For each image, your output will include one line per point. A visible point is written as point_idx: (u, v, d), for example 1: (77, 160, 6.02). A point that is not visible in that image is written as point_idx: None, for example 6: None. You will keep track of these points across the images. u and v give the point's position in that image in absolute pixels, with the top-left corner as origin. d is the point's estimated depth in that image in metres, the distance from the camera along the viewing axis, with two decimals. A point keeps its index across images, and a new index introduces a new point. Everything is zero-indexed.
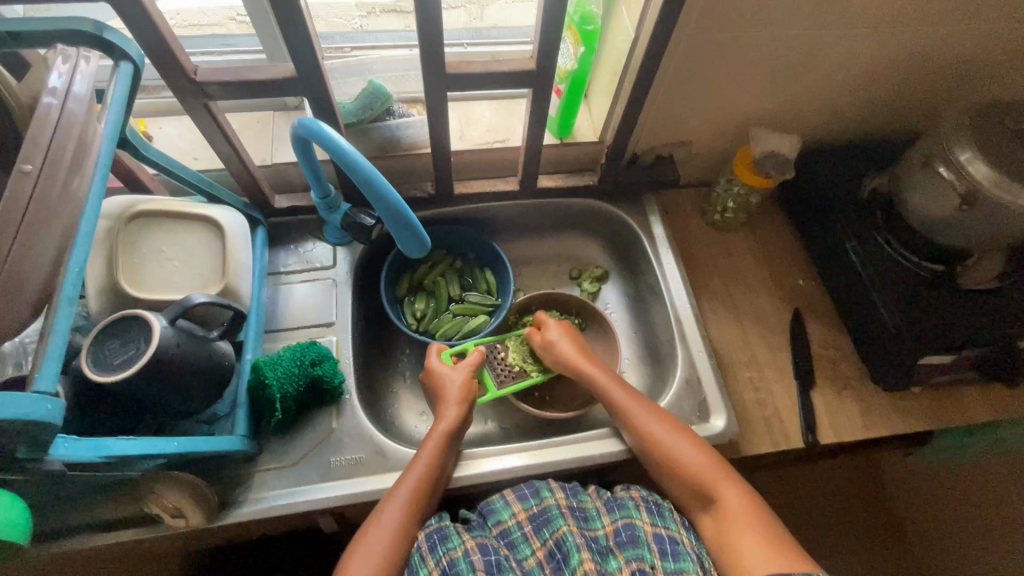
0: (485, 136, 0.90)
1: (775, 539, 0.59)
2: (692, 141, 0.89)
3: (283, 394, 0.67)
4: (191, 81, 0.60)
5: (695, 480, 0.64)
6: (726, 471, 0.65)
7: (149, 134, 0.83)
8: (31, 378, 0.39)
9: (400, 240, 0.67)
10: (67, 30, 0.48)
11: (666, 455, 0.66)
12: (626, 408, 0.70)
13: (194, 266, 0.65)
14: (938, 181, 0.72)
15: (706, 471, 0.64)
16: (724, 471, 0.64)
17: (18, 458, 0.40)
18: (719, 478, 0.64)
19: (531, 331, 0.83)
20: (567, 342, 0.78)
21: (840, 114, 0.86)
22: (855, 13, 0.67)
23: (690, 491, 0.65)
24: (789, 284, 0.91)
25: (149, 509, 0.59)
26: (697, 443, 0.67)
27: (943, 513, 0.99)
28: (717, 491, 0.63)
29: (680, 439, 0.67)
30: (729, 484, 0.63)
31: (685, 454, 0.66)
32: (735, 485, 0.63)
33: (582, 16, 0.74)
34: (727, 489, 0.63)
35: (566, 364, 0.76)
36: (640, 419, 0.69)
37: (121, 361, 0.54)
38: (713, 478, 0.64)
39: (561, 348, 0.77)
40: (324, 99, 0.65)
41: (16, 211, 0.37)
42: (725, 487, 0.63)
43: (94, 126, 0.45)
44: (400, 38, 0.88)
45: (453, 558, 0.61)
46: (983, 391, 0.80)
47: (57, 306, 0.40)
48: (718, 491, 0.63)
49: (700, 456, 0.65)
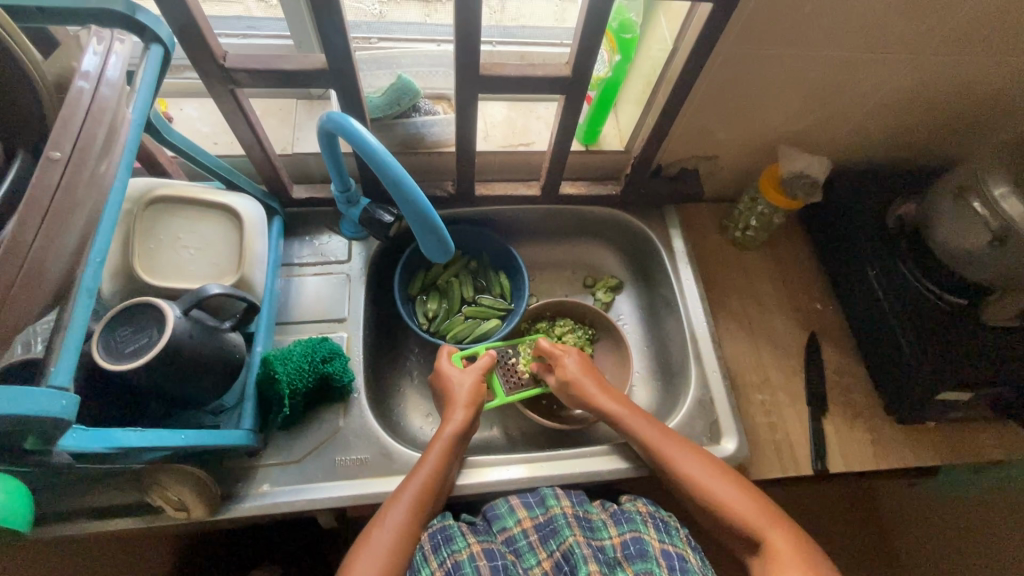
0: (509, 138, 0.89)
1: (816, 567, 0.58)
2: (718, 156, 0.87)
3: (292, 390, 0.66)
4: (220, 67, 0.58)
5: (735, 518, 0.63)
6: (772, 512, 0.63)
7: (170, 114, 0.82)
8: (47, 371, 0.38)
9: (424, 243, 0.66)
10: (101, 9, 0.46)
11: (701, 492, 0.65)
12: (649, 442, 0.69)
13: (211, 255, 0.64)
14: (968, 215, 0.70)
15: (745, 511, 0.63)
16: (756, 501, 0.63)
17: (25, 449, 0.39)
18: (750, 508, 0.63)
19: (540, 367, 0.80)
20: (586, 377, 0.76)
21: (871, 138, 0.85)
22: (899, 39, 0.66)
23: (735, 532, 0.63)
24: (806, 306, 0.90)
25: (151, 500, 0.58)
26: (732, 479, 0.65)
27: (941, 548, 0.97)
28: (748, 518, 0.62)
29: (716, 476, 0.65)
30: (759, 514, 0.62)
31: (717, 489, 0.64)
32: (778, 524, 0.62)
33: (621, 24, 0.73)
34: (769, 528, 0.61)
35: (584, 400, 0.74)
36: (669, 453, 0.67)
37: (132, 350, 0.53)
38: (753, 516, 0.62)
39: (580, 385, 0.75)
40: (352, 91, 0.64)
41: (44, 196, 0.36)
42: (767, 526, 0.61)
43: (123, 110, 0.43)
44: (428, 32, 0.87)
45: (458, 560, 0.60)
46: (996, 430, 0.80)
47: (77, 296, 0.39)
48: (764, 533, 0.61)
49: (736, 493, 0.64)
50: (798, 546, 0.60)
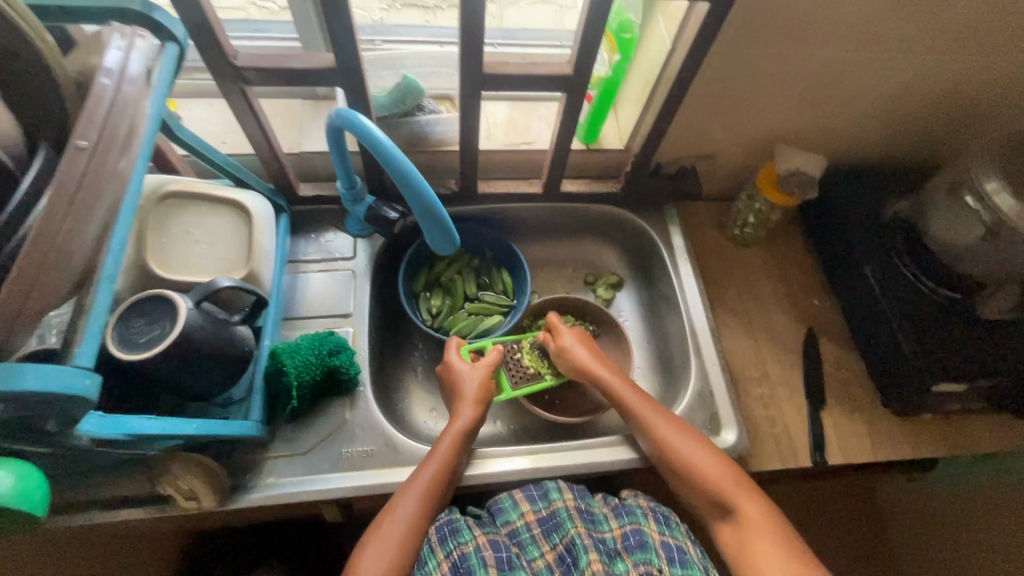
0: (511, 137, 0.90)
1: (791, 548, 0.59)
2: (716, 154, 0.89)
3: (300, 382, 0.67)
4: (232, 66, 0.60)
5: (709, 486, 0.65)
6: (745, 482, 0.65)
7: (179, 114, 0.83)
8: (70, 354, 0.39)
9: (429, 236, 0.67)
10: (118, 8, 0.49)
11: (680, 462, 0.66)
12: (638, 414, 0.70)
13: (221, 249, 0.66)
14: (962, 212, 0.74)
15: (720, 479, 0.65)
16: (740, 480, 0.64)
17: (47, 431, 0.40)
18: (734, 487, 0.64)
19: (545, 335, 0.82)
20: (583, 350, 0.77)
21: (866, 136, 0.86)
22: (890, 38, 0.68)
23: (709, 501, 0.65)
24: (804, 302, 0.91)
25: (162, 489, 0.59)
26: (711, 450, 0.67)
27: (939, 542, 0.98)
28: (735, 500, 0.63)
29: (696, 446, 0.67)
30: (748, 500, 0.63)
31: (697, 459, 0.66)
32: (750, 493, 0.64)
33: (621, 24, 0.76)
34: (741, 497, 0.63)
35: (581, 371, 0.76)
36: (654, 424, 0.69)
37: (145, 341, 0.54)
38: (728, 486, 0.64)
39: (575, 355, 0.76)
40: (359, 90, 0.65)
41: (68, 184, 0.37)
42: (739, 496, 0.63)
43: (143, 105, 0.45)
44: (431, 34, 0.89)
45: (464, 553, 0.62)
46: (992, 421, 0.81)
47: (98, 285, 0.41)
48: (734, 500, 0.63)
49: (713, 462, 0.66)
50: (767, 515, 0.62)
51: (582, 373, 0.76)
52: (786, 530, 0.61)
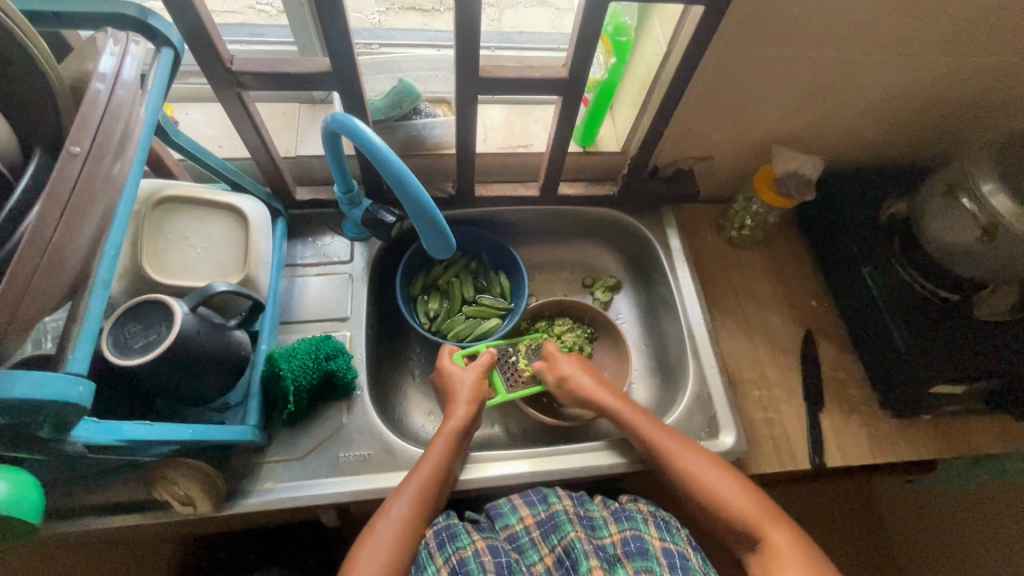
0: (508, 140, 0.90)
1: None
2: (713, 156, 0.89)
3: (296, 386, 0.67)
4: (228, 71, 0.60)
5: (735, 514, 0.64)
6: (771, 509, 0.64)
7: (175, 119, 0.83)
8: (63, 361, 0.39)
9: (426, 240, 0.67)
10: (112, 13, 0.49)
11: (705, 492, 0.66)
12: (655, 444, 0.69)
13: (218, 254, 0.66)
14: (958, 211, 0.71)
15: (746, 508, 0.64)
16: (766, 507, 0.64)
17: (40, 438, 0.40)
18: (761, 516, 0.63)
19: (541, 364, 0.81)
20: (585, 377, 0.77)
21: (863, 137, 0.86)
22: (886, 40, 0.68)
23: (734, 531, 0.64)
24: (802, 304, 0.91)
25: (158, 495, 0.59)
26: (733, 477, 0.67)
27: (939, 543, 0.98)
28: (763, 529, 0.63)
29: (719, 476, 0.66)
30: (759, 512, 0.64)
31: (721, 487, 0.65)
32: (777, 521, 0.63)
33: (616, 28, 0.75)
34: (769, 526, 0.63)
35: (585, 398, 0.76)
36: (674, 453, 0.68)
37: (140, 346, 0.54)
38: (754, 514, 0.64)
39: (577, 381, 0.76)
40: (355, 94, 0.65)
41: (63, 190, 0.37)
42: (767, 524, 0.63)
43: (137, 111, 0.45)
44: (427, 38, 0.89)
45: (462, 558, 0.61)
46: (991, 423, 0.81)
47: (92, 289, 0.41)
48: (763, 530, 0.63)
49: (737, 490, 0.65)
50: (796, 542, 0.61)
51: (586, 400, 0.76)
52: (817, 559, 0.61)
